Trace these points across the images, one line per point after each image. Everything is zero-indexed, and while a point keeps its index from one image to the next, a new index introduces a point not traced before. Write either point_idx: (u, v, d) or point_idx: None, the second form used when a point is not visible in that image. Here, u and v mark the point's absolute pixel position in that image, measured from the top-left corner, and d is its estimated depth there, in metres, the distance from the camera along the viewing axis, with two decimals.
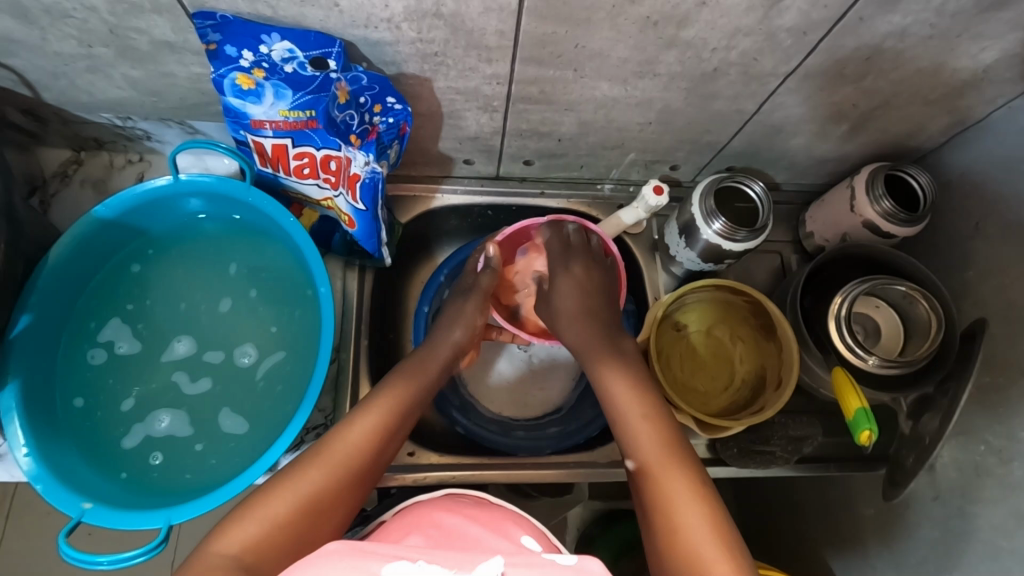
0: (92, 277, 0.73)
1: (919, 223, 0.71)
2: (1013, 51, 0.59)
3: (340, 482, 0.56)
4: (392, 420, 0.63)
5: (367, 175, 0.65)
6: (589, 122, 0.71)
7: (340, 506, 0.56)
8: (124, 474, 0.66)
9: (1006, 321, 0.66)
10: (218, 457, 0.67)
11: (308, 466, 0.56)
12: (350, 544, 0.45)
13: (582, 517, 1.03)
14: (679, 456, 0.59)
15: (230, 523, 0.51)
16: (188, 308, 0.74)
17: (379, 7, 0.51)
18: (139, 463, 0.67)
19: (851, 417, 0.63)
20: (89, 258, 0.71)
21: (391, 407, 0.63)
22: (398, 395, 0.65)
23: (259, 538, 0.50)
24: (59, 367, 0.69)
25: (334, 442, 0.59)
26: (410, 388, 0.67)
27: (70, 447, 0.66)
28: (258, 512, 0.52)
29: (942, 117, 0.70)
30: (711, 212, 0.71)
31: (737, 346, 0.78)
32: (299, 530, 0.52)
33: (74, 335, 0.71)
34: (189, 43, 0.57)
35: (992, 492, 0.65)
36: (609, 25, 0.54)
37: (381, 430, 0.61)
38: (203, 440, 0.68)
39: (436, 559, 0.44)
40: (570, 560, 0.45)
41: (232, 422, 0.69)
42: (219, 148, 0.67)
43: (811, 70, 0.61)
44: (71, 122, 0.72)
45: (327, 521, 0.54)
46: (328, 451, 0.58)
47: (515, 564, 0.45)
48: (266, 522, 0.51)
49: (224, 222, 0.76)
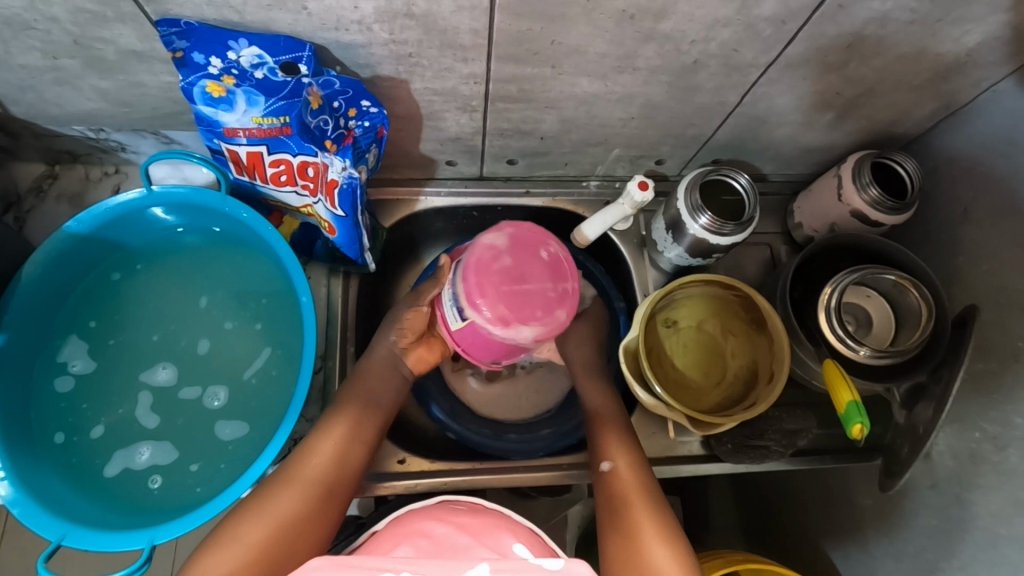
0: (64, 303, 0.71)
1: (906, 211, 0.70)
2: (996, 34, 0.58)
3: (313, 501, 0.57)
4: (355, 427, 0.63)
5: (345, 181, 0.63)
6: (570, 119, 0.70)
7: (317, 526, 0.56)
8: (114, 499, 0.65)
9: (998, 307, 0.66)
10: (217, 470, 0.67)
11: (279, 486, 0.57)
12: (334, 560, 0.45)
13: (583, 514, 0.98)
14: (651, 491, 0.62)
15: (204, 557, 0.52)
16: (167, 328, 0.73)
17: (349, 9, 0.50)
18: (130, 488, 0.66)
19: (843, 410, 0.63)
20: (56, 284, 0.69)
21: (356, 417, 0.63)
22: (360, 402, 0.65)
23: (237, 566, 0.51)
24: (32, 398, 0.67)
25: (300, 460, 0.59)
26: (369, 389, 0.66)
27: (53, 477, 0.64)
28: (233, 536, 0.53)
29: (927, 103, 0.70)
30: (698, 206, 0.70)
31: (729, 340, 0.77)
32: (276, 553, 0.53)
33: (46, 364, 0.69)
34: (157, 52, 0.56)
35: (988, 479, 0.64)
36: (585, 20, 0.53)
37: (345, 439, 0.62)
38: (198, 457, 0.68)
39: (422, 570, 0.44)
40: (556, 565, 0.46)
41: (226, 434, 0.69)
42: (193, 158, 0.64)
43: (793, 59, 0.61)
44: (43, 135, 0.70)
45: (306, 541, 0.55)
46: (295, 471, 0.58)
47: (502, 571, 0.45)
48: (240, 549, 0.52)
49: (202, 234, 0.75)
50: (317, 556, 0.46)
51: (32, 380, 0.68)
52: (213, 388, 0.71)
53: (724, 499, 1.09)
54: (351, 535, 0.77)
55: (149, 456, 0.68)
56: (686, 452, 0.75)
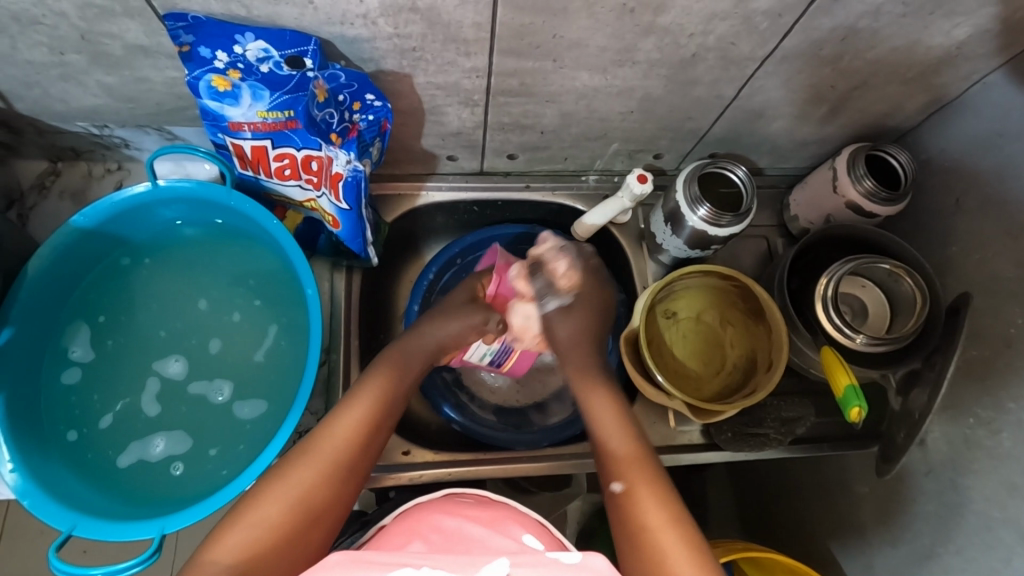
0: (66, 301, 0.71)
1: (899, 202, 0.72)
2: (986, 27, 0.60)
3: (331, 482, 0.55)
4: (378, 412, 0.62)
5: (350, 174, 0.64)
6: (570, 113, 0.71)
7: (333, 506, 0.55)
8: (130, 491, 0.65)
9: (989, 294, 0.67)
10: (235, 452, 0.68)
11: (297, 465, 0.55)
12: (352, 555, 0.46)
13: (581, 509, 1.03)
14: (649, 454, 0.61)
15: (224, 530, 0.50)
16: (174, 323, 0.73)
17: (354, 3, 0.51)
18: (146, 480, 0.66)
19: (841, 395, 0.64)
20: (61, 282, 0.69)
21: (373, 402, 0.62)
22: (378, 388, 0.63)
23: (258, 541, 0.50)
24: (40, 396, 0.68)
25: (321, 440, 0.57)
26: (394, 377, 0.65)
27: (69, 472, 0.64)
28: (251, 516, 0.51)
29: (919, 95, 0.71)
30: (697, 198, 0.71)
31: (727, 330, 0.79)
32: (295, 531, 0.52)
33: (53, 363, 0.69)
34: (163, 47, 0.56)
35: (982, 463, 0.66)
36: (586, 13, 0.54)
37: (369, 423, 0.60)
38: (213, 444, 0.69)
39: (440, 563, 0.45)
40: (573, 559, 0.47)
41: (241, 419, 0.70)
42: (197, 153, 0.65)
43: (789, 53, 0.62)
44: (46, 132, 0.71)
45: (319, 527, 0.53)
46: (312, 451, 0.56)
47: (520, 564, 0.46)
48: (260, 524, 0.51)
49: (207, 227, 0.75)
50: (335, 551, 0.47)
51: (41, 378, 0.68)
52: (219, 383, 0.71)
53: (722, 490, 1.10)
54: (358, 529, 0.77)
55: (163, 448, 0.68)
56: (686, 441, 0.76)
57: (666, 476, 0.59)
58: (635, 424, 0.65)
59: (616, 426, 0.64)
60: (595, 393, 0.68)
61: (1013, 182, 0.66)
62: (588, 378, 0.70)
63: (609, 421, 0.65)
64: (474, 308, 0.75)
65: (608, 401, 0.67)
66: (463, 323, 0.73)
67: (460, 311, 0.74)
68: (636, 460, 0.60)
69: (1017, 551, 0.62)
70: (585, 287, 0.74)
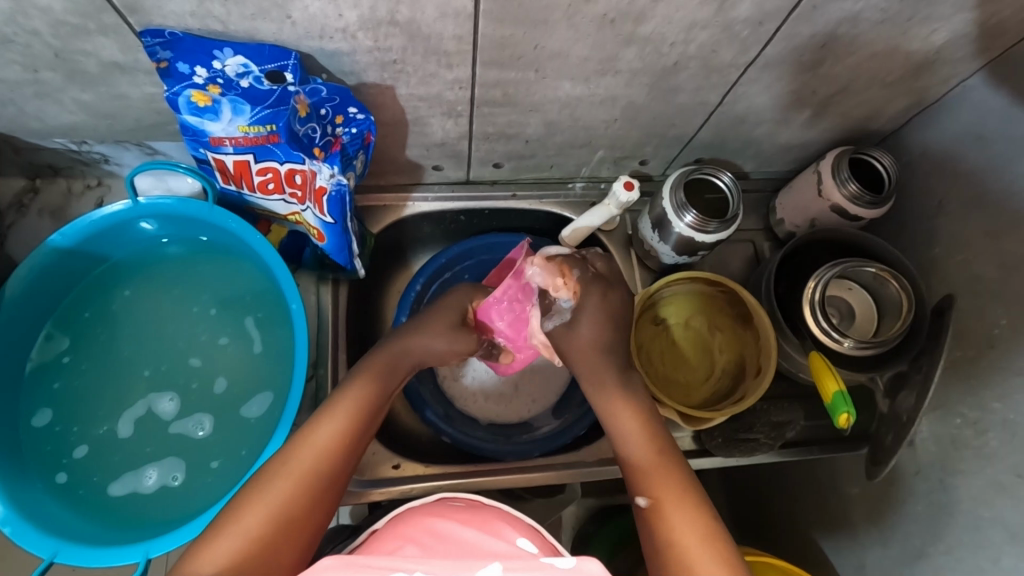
0: (38, 333, 0.70)
1: (883, 205, 0.72)
2: (963, 32, 0.60)
3: (313, 491, 0.54)
4: (359, 420, 0.59)
5: (333, 188, 0.63)
6: (554, 122, 0.71)
7: (317, 516, 0.54)
8: (124, 520, 0.64)
9: (973, 294, 0.68)
10: (228, 466, 0.67)
11: (275, 477, 0.53)
12: (346, 560, 0.45)
13: (575, 515, 1.02)
14: (665, 459, 0.58)
15: (203, 544, 0.49)
16: (154, 356, 0.72)
17: (333, 18, 0.50)
18: (138, 509, 0.65)
19: (829, 401, 0.64)
20: (34, 318, 0.68)
21: (355, 410, 0.60)
22: (360, 395, 0.61)
23: (238, 555, 0.48)
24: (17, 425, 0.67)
25: (298, 450, 0.56)
26: (376, 381, 0.63)
27: (60, 510, 0.63)
28: (232, 529, 0.50)
29: (900, 98, 0.71)
30: (682, 205, 0.71)
31: (716, 336, 0.79)
32: (275, 543, 0.50)
33: (30, 396, 0.68)
34: (139, 63, 0.56)
35: (969, 463, 0.66)
36: (566, 24, 0.54)
37: (348, 432, 0.58)
38: (210, 460, 0.68)
39: (433, 569, 0.44)
40: (568, 564, 0.46)
41: (232, 437, 0.69)
42: (179, 169, 0.63)
43: (771, 60, 0.62)
44: (24, 149, 0.70)
45: (301, 538, 0.52)
46: (291, 461, 0.55)
47: (513, 569, 0.46)
48: (240, 537, 0.49)
49: (189, 243, 0.74)
50: (327, 556, 0.46)
51: (25, 416, 0.67)
52: (199, 416, 0.70)
53: (715, 494, 1.10)
54: (348, 537, 0.77)
55: (155, 480, 0.67)
56: (678, 448, 0.76)
57: (691, 478, 0.57)
58: (660, 427, 0.62)
59: (640, 447, 0.60)
60: (616, 399, 0.63)
61: (993, 184, 0.66)
62: (600, 378, 0.64)
63: (633, 433, 0.61)
64: (458, 330, 0.71)
65: (631, 410, 0.62)
66: (448, 343, 0.70)
67: (445, 327, 0.70)
68: (661, 474, 0.57)
69: (1005, 550, 0.62)
70: (589, 293, 0.66)
